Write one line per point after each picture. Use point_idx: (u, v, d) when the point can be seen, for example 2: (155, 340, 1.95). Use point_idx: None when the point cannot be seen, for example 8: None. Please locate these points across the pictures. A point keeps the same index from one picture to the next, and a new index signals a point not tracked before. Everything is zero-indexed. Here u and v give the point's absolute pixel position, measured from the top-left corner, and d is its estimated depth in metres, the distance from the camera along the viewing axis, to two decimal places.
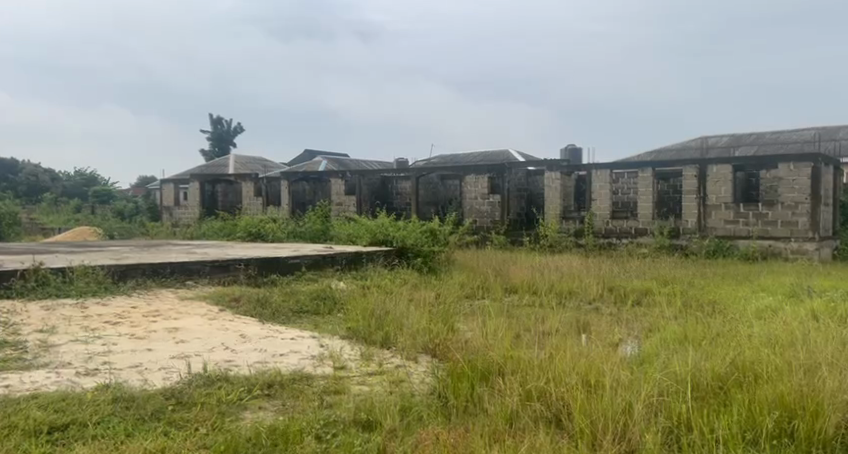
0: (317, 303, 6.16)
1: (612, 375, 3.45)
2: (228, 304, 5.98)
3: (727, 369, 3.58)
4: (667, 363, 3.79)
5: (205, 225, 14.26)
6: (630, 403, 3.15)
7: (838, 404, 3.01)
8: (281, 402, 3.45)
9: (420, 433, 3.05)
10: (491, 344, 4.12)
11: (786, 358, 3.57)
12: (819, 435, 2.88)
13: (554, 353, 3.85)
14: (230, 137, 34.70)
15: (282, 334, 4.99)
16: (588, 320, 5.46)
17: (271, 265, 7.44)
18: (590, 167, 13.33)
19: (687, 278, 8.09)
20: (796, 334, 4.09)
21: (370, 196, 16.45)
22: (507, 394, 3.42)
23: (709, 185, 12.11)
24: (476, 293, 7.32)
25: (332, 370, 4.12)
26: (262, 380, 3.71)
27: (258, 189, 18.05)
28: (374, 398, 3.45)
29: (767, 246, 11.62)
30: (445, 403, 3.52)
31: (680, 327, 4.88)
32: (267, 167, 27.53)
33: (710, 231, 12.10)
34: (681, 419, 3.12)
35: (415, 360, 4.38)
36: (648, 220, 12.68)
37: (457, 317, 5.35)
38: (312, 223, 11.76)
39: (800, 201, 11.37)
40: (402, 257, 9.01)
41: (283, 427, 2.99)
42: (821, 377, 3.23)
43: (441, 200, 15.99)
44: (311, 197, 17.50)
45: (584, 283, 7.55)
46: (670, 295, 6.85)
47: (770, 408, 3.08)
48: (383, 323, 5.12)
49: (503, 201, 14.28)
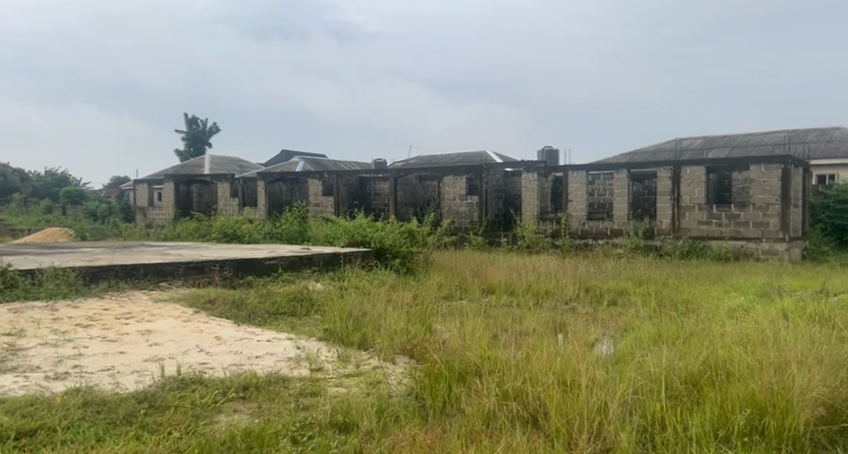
0: (293, 305, 6.10)
1: (587, 375, 3.48)
2: (203, 306, 5.90)
3: (699, 367, 3.63)
4: (642, 363, 3.82)
5: (181, 225, 14.11)
6: (605, 402, 3.18)
7: (807, 401, 3.07)
8: (256, 405, 3.42)
9: (396, 434, 3.04)
10: (468, 345, 4.13)
11: (757, 356, 3.63)
12: (789, 431, 2.94)
13: (531, 354, 3.86)
14: (205, 137, 34.38)
15: (258, 337, 4.93)
16: (565, 320, 5.48)
17: (247, 267, 7.37)
18: (566, 169, 13.43)
19: (662, 278, 8.19)
20: (767, 333, 4.16)
21: (348, 197, 16.40)
22: (483, 394, 3.43)
23: (682, 187, 12.27)
24: (453, 294, 7.33)
25: (308, 371, 4.10)
26: (237, 382, 3.67)
27: (233, 190, 17.89)
28: (350, 400, 3.44)
29: (739, 247, 11.80)
30: (422, 404, 3.53)
31: (655, 326, 4.94)
32: (243, 167, 27.30)
33: (684, 232, 12.25)
34: (655, 419, 3.15)
35: (392, 361, 4.37)
36: (624, 221, 12.79)
37: (435, 318, 5.36)
38: (289, 224, 11.69)
39: (770, 202, 11.56)
40: (380, 258, 8.97)
41: (258, 430, 2.96)
42: (792, 374, 3.28)
43: (419, 202, 15.97)
44: (288, 196, 17.39)
45: (561, 284, 7.61)
46: (645, 296, 6.93)
47: (741, 406, 3.12)
48: (360, 324, 5.10)
49: (481, 202, 14.31)
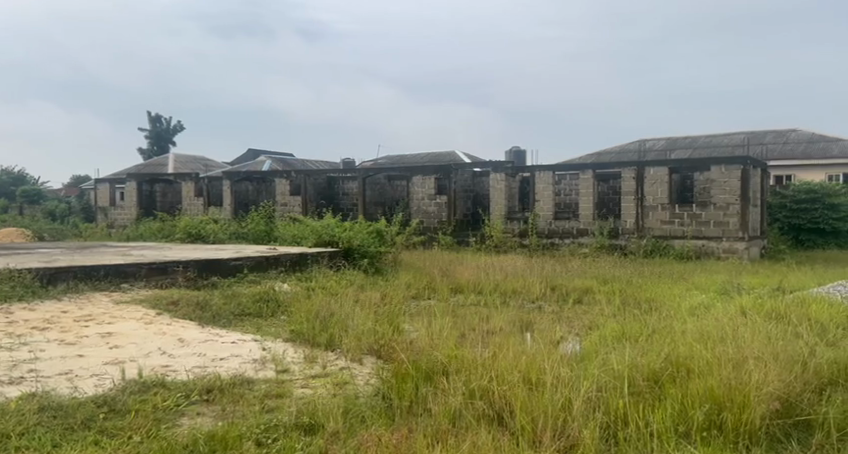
0: (260, 305, 6.04)
1: (552, 372, 3.52)
2: (166, 308, 5.80)
3: (662, 364, 3.69)
4: (606, 360, 3.89)
5: (144, 226, 13.86)
6: (569, 400, 3.23)
7: (763, 396, 3.15)
8: (220, 408, 3.38)
9: (362, 435, 3.04)
10: (436, 344, 4.14)
11: (716, 352, 3.71)
12: (745, 426, 3.03)
13: (497, 353, 3.89)
14: (169, 136, 33.81)
15: (222, 338, 4.87)
16: (531, 318, 5.53)
17: (211, 268, 7.26)
18: (533, 169, 13.56)
19: (626, 277, 8.32)
20: (726, 330, 4.26)
21: (316, 197, 16.28)
22: (450, 393, 3.44)
23: (646, 187, 12.49)
24: (421, 294, 7.34)
25: (274, 373, 4.06)
26: (201, 385, 3.63)
27: (198, 190, 17.62)
28: (317, 401, 3.42)
29: (701, 246, 12.03)
30: (389, 404, 3.53)
31: (618, 324, 5.02)
32: (208, 166, 26.92)
33: (647, 231, 12.48)
34: (618, 415, 3.20)
35: (360, 362, 4.35)
36: (589, 221, 12.98)
37: (403, 317, 5.36)
38: (255, 224, 11.57)
39: (730, 202, 11.83)
40: (348, 258, 8.95)
41: (222, 432, 2.93)
42: (749, 370, 3.37)
43: (388, 202, 15.94)
44: (255, 196, 17.20)
45: (528, 283, 7.68)
46: (609, 294, 7.03)
47: (700, 402, 3.19)
48: (328, 324, 5.08)
49: (450, 202, 14.36)
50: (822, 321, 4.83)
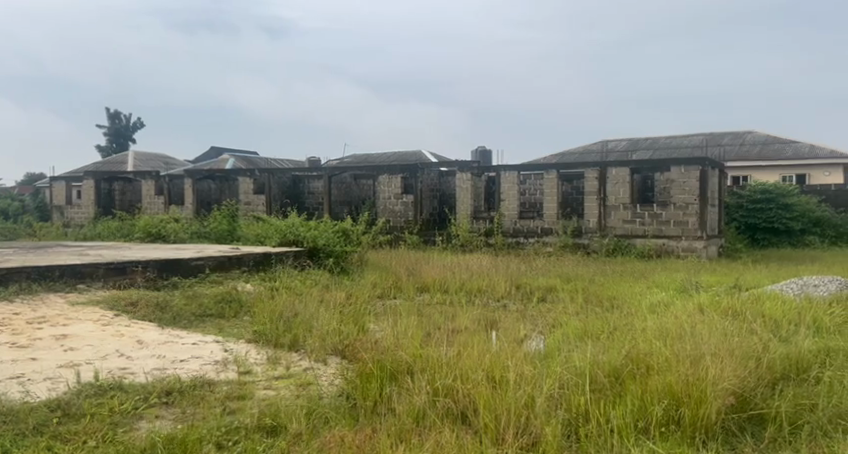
0: (222, 306, 5.95)
1: (516, 370, 3.54)
2: (124, 309, 5.67)
3: (622, 361, 3.75)
4: (568, 357, 3.93)
5: (102, 225, 13.53)
6: (532, 397, 3.26)
7: (720, 391, 3.23)
8: (179, 410, 3.32)
9: (325, 436, 3.02)
10: (400, 344, 4.13)
11: (674, 349, 3.79)
12: (702, 421, 3.10)
13: (462, 351, 3.89)
14: (129, 133, 33.08)
15: (183, 340, 4.78)
16: (496, 317, 5.56)
17: (172, 267, 7.13)
18: (499, 169, 13.65)
19: (589, 275, 8.44)
20: (685, 327, 4.35)
21: (280, 195, 16.12)
22: (414, 392, 3.44)
23: (608, 187, 12.69)
24: (387, 293, 7.32)
25: (236, 375, 4.00)
26: (160, 387, 3.55)
27: (159, 188, 17.28)
28: (280, 403, 3.39)
29: (661, 245, 12.26)
30: (353, 404, 3.51)
31: (581, 322, 5.09)
32: (170, 164, 26.43)
33: (610, 230, 12.67)
34: (580, 411, 3.23)
35: (324, 362, 4.32)
36: (554, 220, 13.13)
37: (368, 317, 5.33)
38: (218, 223, 11.40)
39: (689, 202, 12.09)
40: (313, 258, 8.88)
41: (181, 435, 2.88)
42: (706, 366, 3.44)
43: (354, 200, 15.86)
44: (217, 195, 16.99)
45: (494, 281, 7.72)
46: (572, 292, 7.13)
47: (660, 398, 3.25)
48: (292, 325, 5.02)
49: (417, 201, 14.38)
50: (776, 317, 4.96)
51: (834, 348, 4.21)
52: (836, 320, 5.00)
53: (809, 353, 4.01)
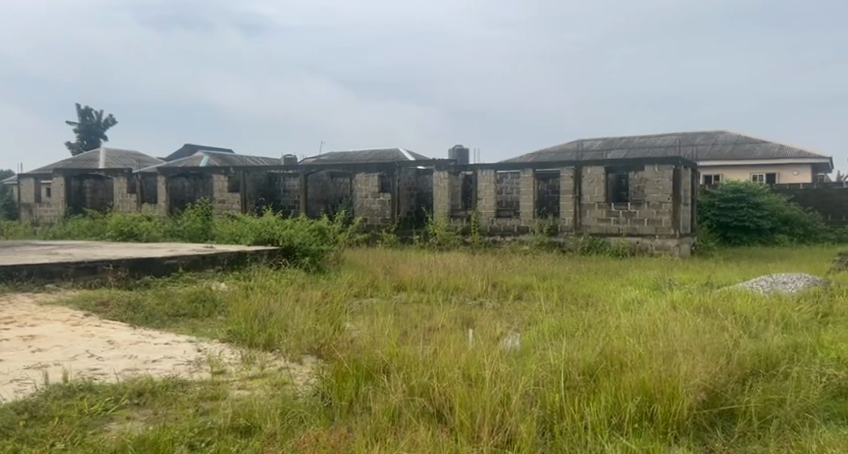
0: (195, 305, 5.88)
1: (492, 368, 3.55)
2: (95, 309, 5.58)
3: (596, 358, 3.78)
4: (543, 355, 3.96)
5: (73, 223, 13.29)
6: (507, 395, 3.27)
7: (691, 387, 3.28)
8: (151, 412, 3.27)
9: (300, 436, 2.99)
10: (377, 343, 4.11)
11: (648, 347, 3.83)
12: (674, 417, 3.14)
13: (438, 350, 3.89)
14: (100, 130, 32.54)
15: (155, 340, 4.71)
16: (473, 315, 5.57)
17: (144, 267, 7.03)
18: (476, 168, 13.69)
19: (564, 273, 8.51)
20: (658, 324, 4.40)
21: (255, 194, 15.99)
22: (390, 391, 3.44)
23: (583, 186, 12.81)
24: (364, 292, 7.29)
25: (210, 375, 3.95)
26: (131, 388, 3.50)
27: (131, 186, 17.05)
28: (254, 403, 3.36)
29: (635, 243, 12.40)
30: (328, 404, 3.49)
31: (557, 320, 5.12)
32: (142, 161, 26.06)
33: (585, 229, 12.79)
34: (554, 409, 3.25)
35: (300, 362, 4.29)
36: (530, 218, 13.23)
37: (345, 316, 5.30)
38: (192, 221, 11.26)
39: (663, 201, 12.23)
40: (289, 256, 8.82)
41: (153, 437, 2.84)
42: (678, 363, 3.49)
43: (331, 199, 15.76)
44: (191, 193, 16.74)
45: (470, 280, 7.74)
46: (548, 290, 7.18)
47: (632, 394, 3.29)
48: (267, 325, 4.98)
49: (393, 200, 14.37)
50: (746, 314, 5.04)
51: (802, 343, 4.30)
52: (804, 316, 5.11)
53: (778, 349, 4.09)
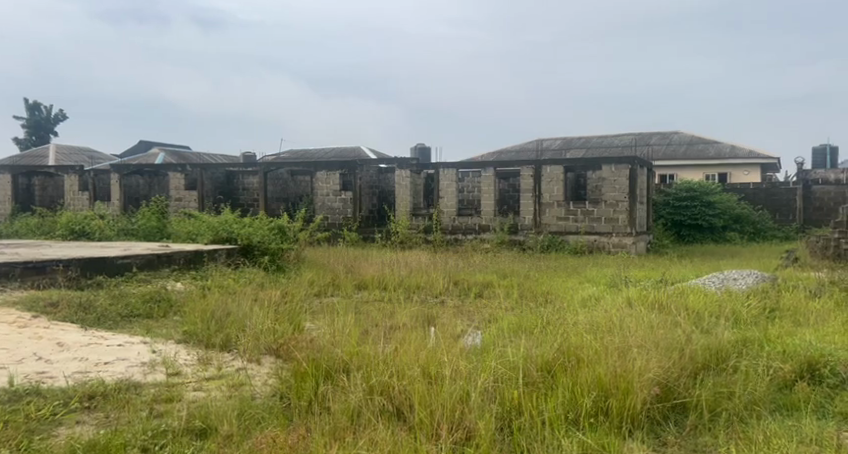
0: (150, 306, 5.75)
1: (451, 366, 3.57)
2: (44, 310, 5.41)
3: (555, 354, 3.82)
4: (502, 352, 4.00)
5: (20, 221, 12.85)
6: (467, 392, 3.29)
7: (645, 382, 3.34)
8: (103, 415, 3.19)
9: (257, 437, 2.96)
10: (337, 342, 4.08)
11: (603, 342, 3.91)
12: (629, 411, 3.21)
13: (398, 348, 3.89)
14: (50, 125, 31.55)
15: (107, 341, 4.59)
16: (434, 313, 5.58)
17: (96, 266, 6.83)
18: (438, 166, 13.72)
19: (524, 271, 8.61)
20: (614, 321, 4.48)
21: (213, 191, 15.72)
22: (350, 390, 3.42)
23: (543, 185, 12.96)
24: (324, 291, 7.24)
25: (164, 376, 3.87)
26: (82, 391, 3.40)
27: (83, 183, 16.60)
28: (210, 404, 3.30)
29: (593, 241, 12.60)
30: (287, 405, 3.45)
31: (516, 317, 5.17)
32: (95, 158, 25.35)
33: (544, 227, 12.95)
34: (512, 405, 3.29)
35: (257, 362, 4.23)
36: (491, 217, 13.34)
37: (304, 315, 5.26)
38: (146, 219, 10.99)
39: (619, 200, 12.44)
40: (247, 256, 8.71)
41: (104, 442, 2.78)
42: (632, 358, 3.56)
43: (291, 197, 15.57)
44: (146, 191, 16.34)
45: (432, 278, 7.76)
46: (508, 288, 7.24)
47: (589, 390, 3.34)
48: (224, 325, 4.90)
49: (355, 198, 14.28)
50: (698, 310, 5.17)
51: (750, 338, 4.43)
52: (752, 312, 5.26)
53: (728, 343, 4.20)
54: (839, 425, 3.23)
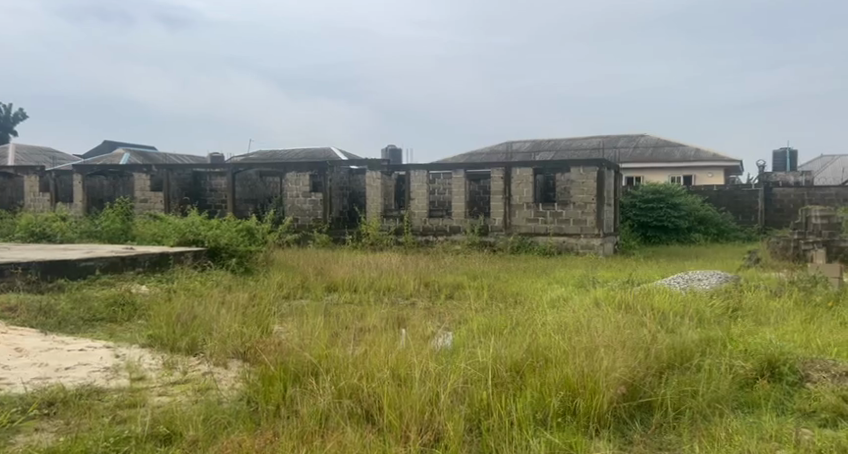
0: (113, 309, 5.63)
1: (421, 367, 3.56)
2: (1, 314, 5.26)
3: (523, 355, 3.84)
4: (472, 353, 4.00)
5: None
6: (436, 393, 3.29)
7: (611, 382, 3.38)
8: (63, 422, 3.11)
9: (223, 442, 2.92)
10: (305, 345, 4.04)
11: (571, 343, 3.94)
12: (595, 410, 3.24)
13: (367, 350, 3.88)
14: (9, 125, 30.76)
15: (68, 346, 4.48)
16: (404, 315, 5.57)
17: (57, 269, 6.67)
18: (408, 168, 13.73)
19: (494, 272, 8.66)
20: (583, 321, 4.53)
21: (179, 192, 15.46)
22: (318, 393, 3.40)
23: (513, 186, 13.05)
24: (294, 294, 7.18)
25: (128, 381, 3.80)
26: (40, 398, 3.32)
27: (44, 184, 16.22)
28: (176, 409, 3.24)
29: (562, 242, 12.71)
30: (254, 409, 3.41)
31: (486, 318, 5.20)
32: (57, 158, 24.77)
33: (514, 229, 13.03)
34: (482, 406, 3.29)
35: (225, 366, 4.17)
36: (461, 218, 13.38)
37: (273, 318, 5.20)
38: (110, 221, 10.78)
39: (588, 201, 12.58)
40: (215, 258, 8.61)
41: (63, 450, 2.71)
42: (599, 358, 3.60)
43: (259, 198, 15.39)
44: (110, 192, 16.02)
45: (402, 280, 7.75)
46: (478, 289, 7.26)
47: (557, 390, 3.36)
48: (190, 328, 4.83)
49: (325, 199, 14.19)
50: (664, 310, 5.25)
51: (714, 337, 4.50)
52: (715, 312, 5.36)
53: (692, 343, 4.26)
54: (798, 421, 3.31)
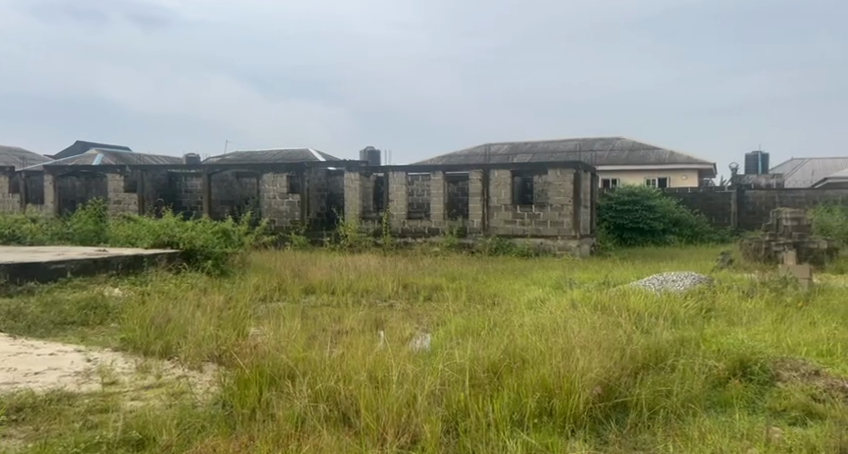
0: (85, 312, 5.53)
1: (398, 369, 3.55)
2: None
3: (501, 356, 3.85)
4: (449, 355, 4.00)
5: None
6: (413, 395, 3.29)
7: (587, 382, 3.41)
8: (32, 428, 3.05)
9: (198, 446, 2.88)
10: (281, 347, 4.01)
11: (548, 343, 3.97)
12: (571, 410, 3.26)
13: (344, 353, 3.86)
14: None
15: (38, 350, 4.39)
16: (382, 317, 5.55)
17: (26, 272, 6.53)
18: (387, 169, 13.71)
19: (472, 273, 8.68)
20: (559, 322, 4.56)
21: (154, 194, 15.25)
22: (294, 396, 3.38)
23: (491, 188, 13.10)
24: (271, 296, 7.13)
25: (100, 386, 3.73)
26: (9, 403, 3.24)
27: (13, 186, 15.89)
28: (149, 413, 3.20)
29: (539, 244, 12.78)
30: (229, 412, 3.37)
31: (464, 319, 5.20)
32: (26, 158, 24.25)
33: (492, 230, 13.08)
34: (459, 407, 3.29)
35: (200, 369, 4.12)
36: (440, 220, 13.39)
37: (249, 321, 5.15)
38: (82, 222, 10.61)
39: (565, 203, 12.67)
40: (190, 260, 8.50)
41: None
42: (575, 358, 3.62)
43: (236, 199, 15.25)
44: (82, 193, 15.76)
45: (381, 281, 7.73)
46: (456, 290, 7.27)
47: (534, 391, 3.38)
48: (164, 330, 4.76)
49: (303, 201, 14.12)
50: (640, 311, 5.30)
51: (688, 337, 4.56)
52: (690, 312, 5.43)
53: (667, 343, 4.31)
54: (769, 420, 3.37)
